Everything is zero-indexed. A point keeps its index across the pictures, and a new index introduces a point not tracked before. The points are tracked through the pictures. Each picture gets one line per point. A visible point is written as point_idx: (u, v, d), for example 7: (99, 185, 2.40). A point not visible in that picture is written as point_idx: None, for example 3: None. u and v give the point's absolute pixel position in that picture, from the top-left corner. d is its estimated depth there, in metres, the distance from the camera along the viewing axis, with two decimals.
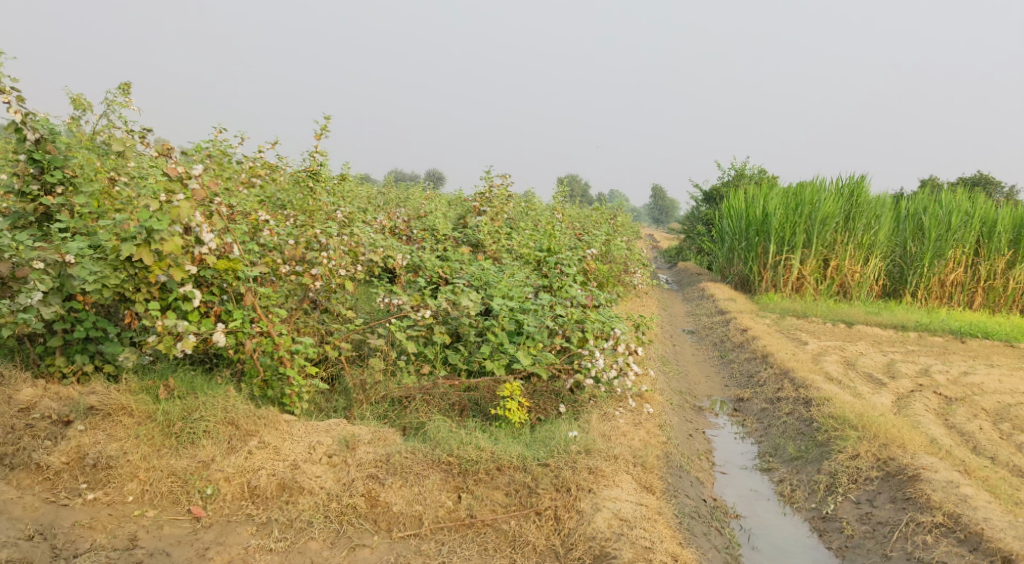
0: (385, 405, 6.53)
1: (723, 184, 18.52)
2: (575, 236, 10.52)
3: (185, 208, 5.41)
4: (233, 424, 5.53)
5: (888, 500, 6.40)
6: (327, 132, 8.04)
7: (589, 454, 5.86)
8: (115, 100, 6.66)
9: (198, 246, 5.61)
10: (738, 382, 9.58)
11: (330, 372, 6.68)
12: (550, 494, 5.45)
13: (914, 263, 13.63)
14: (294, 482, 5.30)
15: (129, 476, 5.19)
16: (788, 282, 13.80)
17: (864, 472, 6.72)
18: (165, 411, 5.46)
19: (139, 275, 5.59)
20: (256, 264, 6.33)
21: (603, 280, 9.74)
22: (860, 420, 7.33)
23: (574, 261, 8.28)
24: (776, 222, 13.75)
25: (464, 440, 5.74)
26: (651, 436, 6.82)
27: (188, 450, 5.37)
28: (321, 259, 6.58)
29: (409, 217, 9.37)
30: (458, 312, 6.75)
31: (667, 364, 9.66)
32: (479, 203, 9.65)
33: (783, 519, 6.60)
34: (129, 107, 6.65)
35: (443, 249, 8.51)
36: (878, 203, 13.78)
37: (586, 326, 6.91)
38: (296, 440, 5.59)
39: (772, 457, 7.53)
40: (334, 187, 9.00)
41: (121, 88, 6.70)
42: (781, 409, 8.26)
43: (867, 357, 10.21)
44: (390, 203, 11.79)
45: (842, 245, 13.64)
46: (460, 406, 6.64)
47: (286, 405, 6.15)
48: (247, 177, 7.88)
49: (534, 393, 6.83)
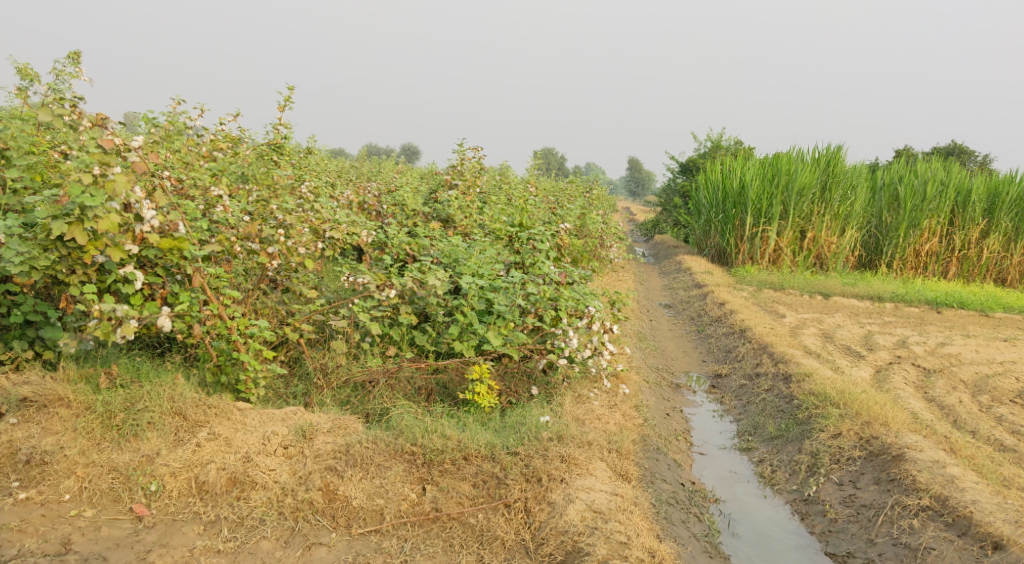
0: (348, 390, 6.16)
1: (700, 155, 18.29)
2: (549, 209, 10.21)
3: (122, 183, 5.02)
4: (181, 414, 5.20)
5: (872, 481, 6.17)
6: (291, 103, 7.65)
7: (562, 441, 5.55)
8: (63, 69, 6.21)
9: (138, 224, 5.19)
10: (716, 357, 9.34)
11: (290, 356, 6.29)
12: (520, 485, 5.14)
13: (890, 233, 13.46)
14: (246, 476, 4.95)
15: (66, 473, 4.82)
16: (765, 254, 13.56)
17: (846, 452, 6.47)
18: (106, 402, 5.11)
19: (72, 256, 5.18)
20: (207, 243, 5.86)
21: (576, 256, 9.42)
22: (842, 396, 7.07)
23: (547, 235, 7.77)
24: (753, 192, 13.45)
25: (429, 428, 5.40)
26: (626, 418, 6.52)
27: (131, 444, 5.02)
28: (278, 237, 6.20)
29: (378, 190, 8.98)
30: (426, 291, 6.38)
31: (644, 341, 9.37)
32: (451, 176, 9.25)
33: (764, 502, 6.35)
34: (79, 78, 6.22)
35: (411, 225, 8.18)
36: (854, 173, 13.57)
37: (559, 304, 6.60)
38: (249, 431, 5.23)
39: (751, 436, 7.28)
40: (299, 160, 8.61)
41: (70, 57, 6.24)
42: (760, 386, 8.01)
43: (845, 328, 10.00)
44: (360, 176, 11.42)
45: (819, 216, 13.41)
46: (426, 390, 6.31)
47: (241, 392, 5.76)
48: (208, 151, 7.49)
49: (504, 374, 6.51)
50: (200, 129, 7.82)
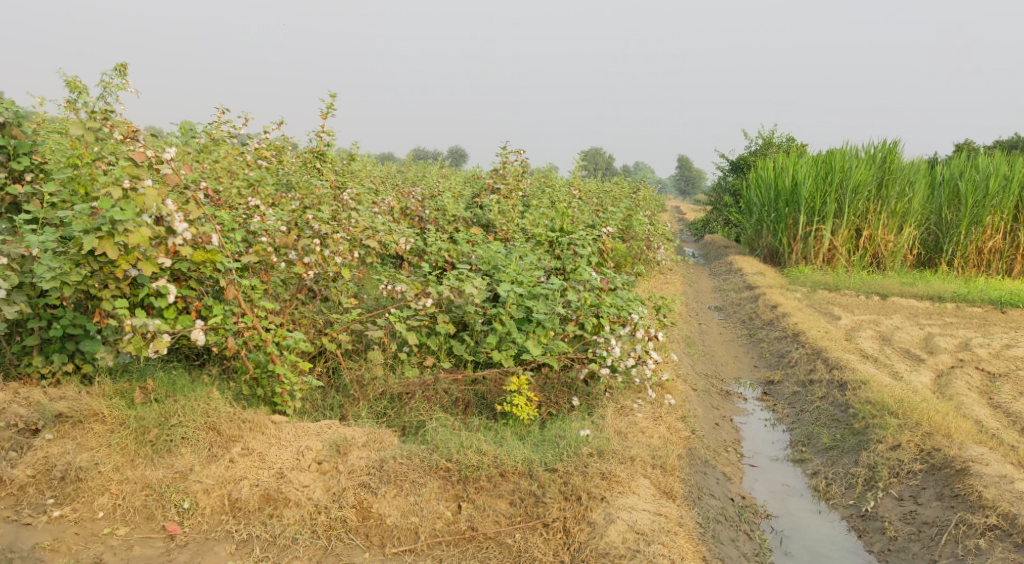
0: (384, 402, 6.02)
1: (751, 153, 17.89)
2: (595, 213, 9.98)
3: (152, 196, 4.96)
4: (215, 429, 5.13)
5: (934, 496, 5.85)
6: (333, 110, 7.54)
7: (603, 457, 5.36)
8: (111, 81, 6.16)
9: (171, 237, 5.14)
10: (769, 363, 9.02)
11: (328, 367, 6.16)
12: (558, 504, 4.97)
13: (950, 231, 12.94)
14: (279, 493, 4.86)
15: (100, 490, 4.78)
16: (819, 254, 13.20)
17: (906, 465, 6.16)
18: (140, 418, 5.05)
19: (105, 270, 5.14)
20: (241, 255, 5.75)
21: (623, 261, 9.16)
22: (901, 406, 6.75)
23: (590, 240, 7.56)
24: (806, 191, 13.15)
25: (464, 443, 5.25)
26: (672, 431, 6.29)
27: (164, 460, 4.96)
28: (315, 247, 6.01)
29: (422, 195, 8.83)
30: (463, 300, 6.20)
31: (692, 346, 9.10)
32: (493, 180, 9.03)
33: (818, 518, 6.06)
34: (126, 89, 6.17)
35: (453, 230, 8.03)
36: (912, 169, 13.08)
37: (601, 311, 6.36)
38: (283, 446, 5.16)
39: (805, 446, 6.99)
40: (344, 166, 8.44)
41: (117, 69, 6.21)
42: (814, 394, 7.71)
43: (903, 330, 9.61)
44: (405, 181, 11.36)
45: (874, 214, 12.96)
46: (464, 402, 6.12)
47: (277, 405, 5.64)
48: (253, 160, 7.44)
49: (545, 385, 6.30)
50: (244, 138, 7.80)
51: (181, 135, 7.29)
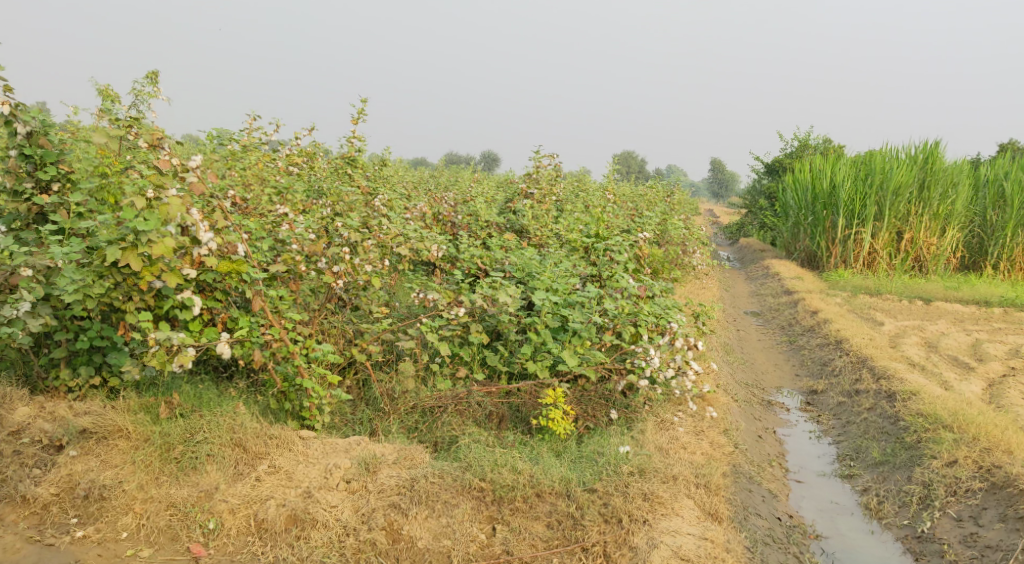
0: (416, 416, 5.80)
1: (787, 155, 17.52)
2: (631, 218, 9.70)
3: (175, 206, 4.79)
4: (241, 446, 4.99)
5: (996, 518, 5.54)
6: (365, 115, 7.37)
7: (644, 476, 5.13)
8: (142, 89, 6.04)
9: (196, 247, 4.98)
10: (811, 371, 8.69)
11: (357, 379, 5.97)
12: (598, 527, 4.75)
13: (995, 233, 12.49)
14: (307, 514, 4.67)
15: (124, 509, 4.64)
16: (859, 257, 12.81)
17: (964, 483, 5.84)
18: (164, 434, 4.92)
19: (129, 282, 5.01)
20: (269, 264, 5.57)
21: (660, 267, 8.89)
22: (956, 419, 6.43)
23: (626, 246, 7.32)
24: (845, 194, 12.81)
25: (499, 461, 5.06)
26: (715, 447, 6.02)
27: (190, 478, 4.82)
28: (344, 255, 5.82)
29: (454, 200, 8.61)
30: (497, 309, 5.96)
31: (731, 354, 8.81)
32: (527, 185, 8.82)
33: (871, 539, 5.76)
34: (158, 98, 6.04)
35: (486, 236, 7.81)
36: (955, 170, 12.67)
37: (639, 319, 6.12)
38: (311, 464, 4.99)
39: (853, 460, 6.68)
40: (376, 171, 8.28)
41: (149, 77, 6.08)
42: (861, 405, 7.39)
43: (949, 336, 9.23)
44: (438, 186, 11.18)
45: (916, 216, 12.53)
46: (497, 415, 5.92)
47: (305, 419, 5.45)
48: (284, 166, 7.31)
49: (581, 398, 6.05)
50: (276, 145, 7.69)
51: (211, 142, 7.18)
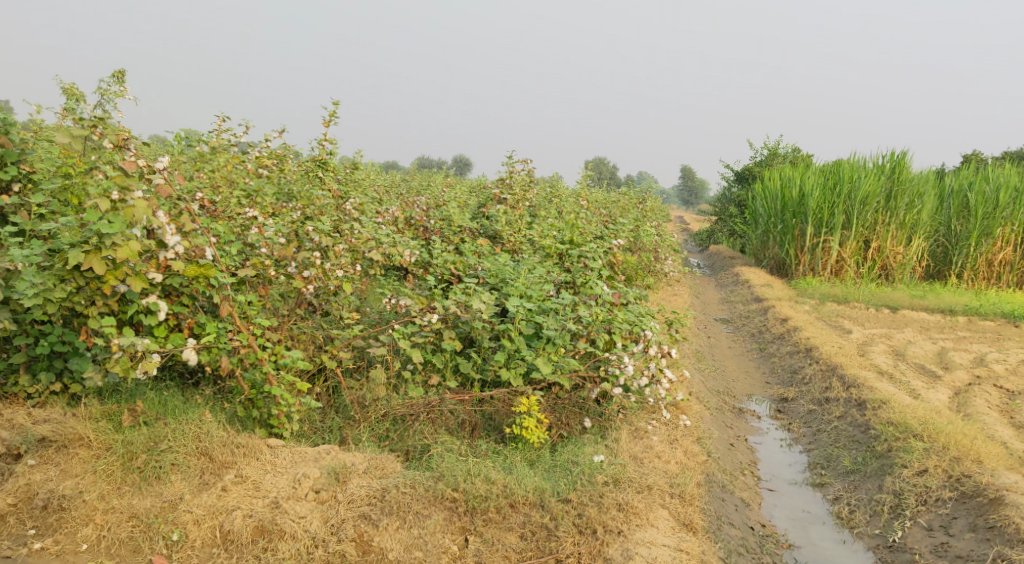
0: (387, 424, 5.71)
1: (756, 163, 17.65)
2: (604, 224, 9.64)
3: (141, 208, 4.67)
4: (207, 455, 4.87)
5: (967, 527, 5.56)
6: (336, 118, 7.18)
7: (618, 486, 5.09)
8: (108, 89, 5.88)
9: (162, 251, 4.87)
10: (781, 379, 8.71)
11: (327, 386, 5.86)
12: (572, 539, 4.71)
13: (960, 242, 12.64)
14: (274, 525, 4.57)
15: (84, 520, 4.51)
16: (827, 265, 12.90)
17: (934, 492, 5.87)
18: (127, 442, 4.79)
19: (92, 286, 4.87)
20: (237, 268, 5.45)
21: (635, 273, 8.85)
22: (926, 428, 6.46)
23: (600, 252, 7.28)
24: (813, 202, 12.88)
25: (472, 471, 4.99)
26: (689, 456, 5.99)
27: (153, 488, 4.69)
28: (314, 259, 5.69)
29: (426, 204, 8.51)
30: (470, 315, 5.89)
31: (702, 361, 8.81)
32: (500, 190, 8.73)
33: (843, 548, 5.76)
34: (125, 98, 5.88)
35: (459, 241, 7.73)
36: (921, 180, 12.81)
37: (614, 327, 6.06)
38: (279, 473, 4.88)
39: (824, 469, 6.68)
40: (348, 174, 8.16)
41: (115, 76, 5.91)
42: (831, 413, 7.40)
43: (916, 345, 9.31)
44: (410, 190, 11.07)
45: (883, 225, 12.66)
46: (470, 424, 5.84)
47: (273, 428, 5.33)
48: (253, 169, 7.16)
49: (555, 406, 5.96)
50: (246, 147, 7.55)
51: (178, 143, 7.04)
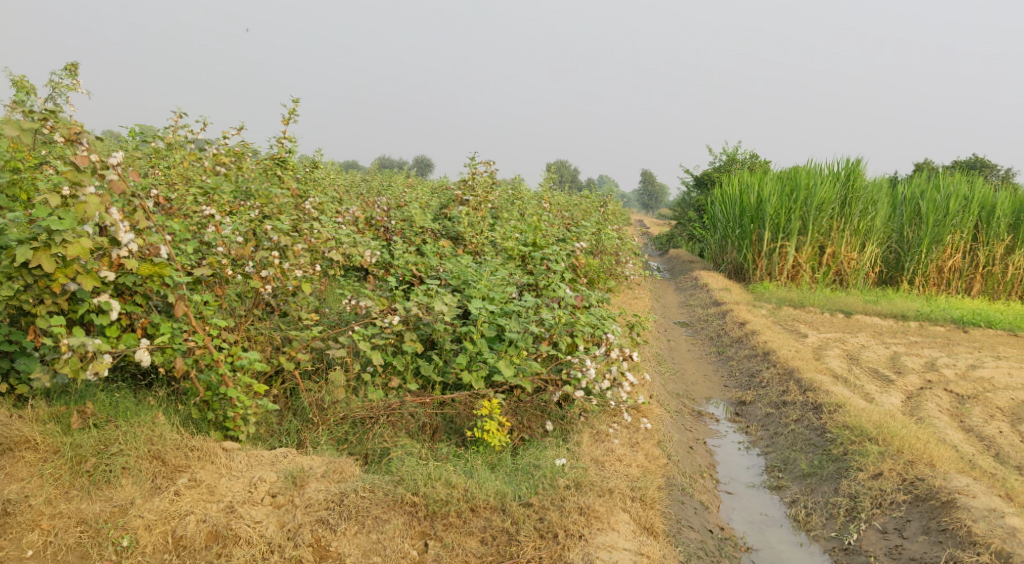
0: (346, 426, 5.63)
1: (715, 169, 17.80)
2: (565, 226, 9.62)
3: (93, 205, 4.55)
4: (159, 458, 4.75)
5: (920, 530, 5.63)
6: (295, 116, 7.08)
7: (579, 489, 5.07)
8: (60, 81, 5.73)
9: (114, 249, 4.75)
10: (739, 383, 8.77)
11: (285, 388, 5.75)
12: (533, 543, 4.67)
13: (911, 249, 12.85)
14: (229, 530, 4.48)
15: (30, 525, 4.36)
16: (784, 270, 13.04)
17: (889, 495, 5.94)
18: (76, 445, 4.66)
19: (41, 284, 4.72)
20: (193, 267, 5.33)
21: (595, 277, 8.86)
22: (880, 432, 6.53)
23: (563, 255, 7.26)
24: (770, 208, 12.99)
25: (432, 475, 4.94)
26: (650, 459, 5.99)
27: (102, 492, 4.56)
28: (273, 259, 5.59)
29: (387, 205, 8.42)
30: (432, 317, 5.83)
31: (662, 364, 8.83)
32: (462, 191, 8.65)
33: (799, 551, 5.81)
34: (78, 91, 5.74)
35: (419, 242, 7.65)
36: (874, 188, 13.01)
37: (576, 330, 6.04)
38: (234, 477, 4.78)
39: (781, 472, 6.73)
40: (307, 174, 8.03)
41: (68, 69, 5.78)
42: (788, 416, 7.47)
43: (869, 349, 9.43)
44: (370, 190, 10.94)
45: (838, 232, 12.85)
46: (431, 427, 5.77)
47: (228, 430, 5.21)
48: (210, 166, 6.98)
49: (517, 409, 5.94)
50: (203, 143, 7.39)
51: (132, 138, 6.86)
